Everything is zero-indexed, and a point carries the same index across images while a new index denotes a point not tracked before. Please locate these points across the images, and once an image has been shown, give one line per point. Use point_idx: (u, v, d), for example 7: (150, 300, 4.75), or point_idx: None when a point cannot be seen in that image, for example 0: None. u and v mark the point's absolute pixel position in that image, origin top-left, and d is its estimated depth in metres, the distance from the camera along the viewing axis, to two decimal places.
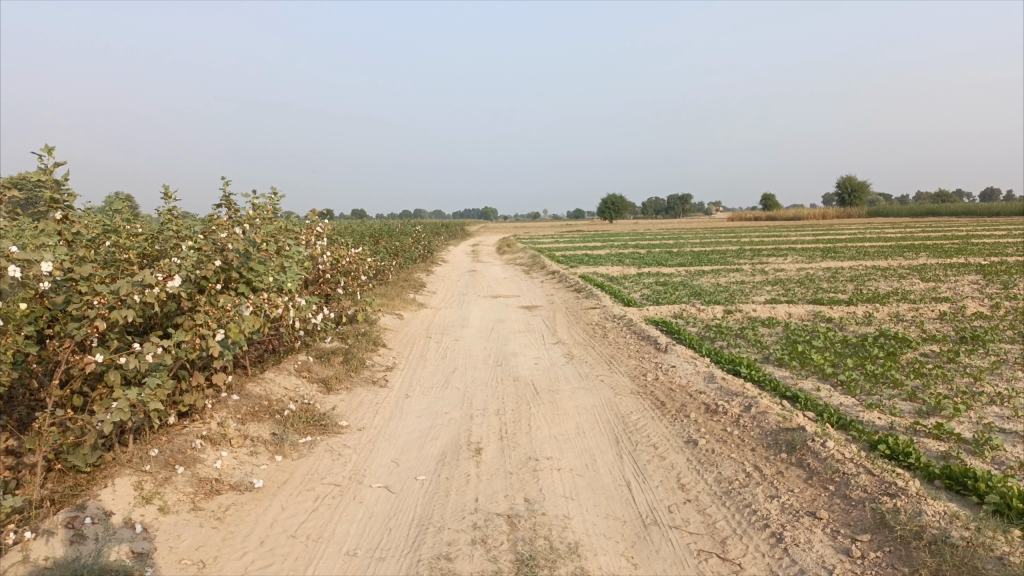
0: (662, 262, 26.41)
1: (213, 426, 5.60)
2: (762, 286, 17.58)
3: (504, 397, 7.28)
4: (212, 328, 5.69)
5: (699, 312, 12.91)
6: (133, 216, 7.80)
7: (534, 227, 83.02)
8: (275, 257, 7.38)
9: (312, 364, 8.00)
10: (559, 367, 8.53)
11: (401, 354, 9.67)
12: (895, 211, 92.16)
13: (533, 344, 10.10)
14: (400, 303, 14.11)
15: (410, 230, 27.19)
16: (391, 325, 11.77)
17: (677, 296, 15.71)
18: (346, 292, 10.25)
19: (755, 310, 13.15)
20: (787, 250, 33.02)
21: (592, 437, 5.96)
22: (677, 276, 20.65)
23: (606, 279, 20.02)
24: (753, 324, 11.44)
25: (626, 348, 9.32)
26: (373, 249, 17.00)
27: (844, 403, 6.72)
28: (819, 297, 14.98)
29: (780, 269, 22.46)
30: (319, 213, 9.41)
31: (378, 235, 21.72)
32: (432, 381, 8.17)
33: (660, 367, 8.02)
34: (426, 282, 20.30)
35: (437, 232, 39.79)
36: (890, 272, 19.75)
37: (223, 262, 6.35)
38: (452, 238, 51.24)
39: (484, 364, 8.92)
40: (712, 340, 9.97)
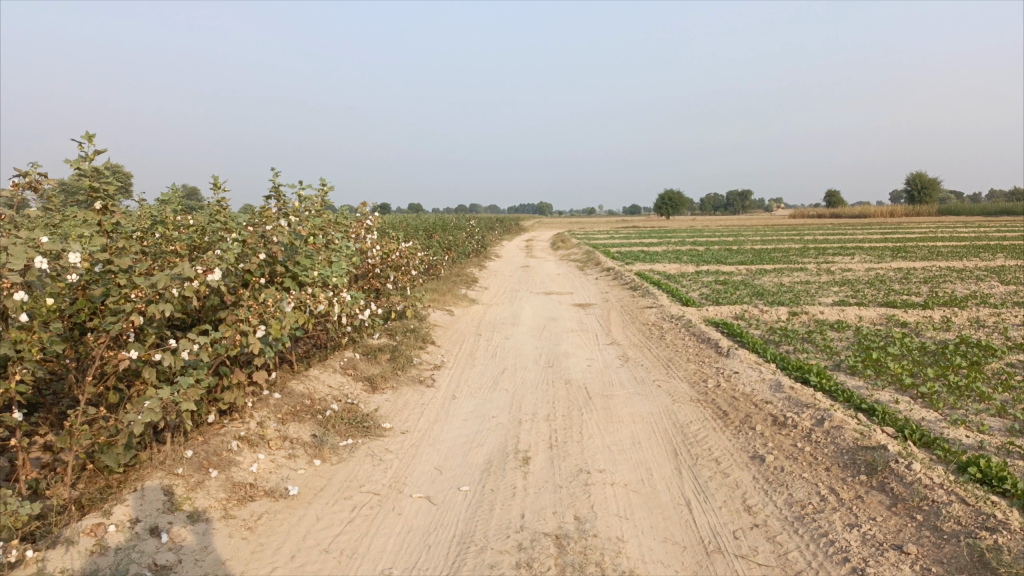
0: (722, 260, 25.63)
1: (251, 426, 5.40)
2: (829, 286, 16.79)
3: (555, 401, 6.92)
4: (253, 325, 5.38)
5: (762, 313, 12.31)
6: (183, 207, 7.70)
7: (589, 223, 82.27)
8: (322, 251, 7.16)
9: (358, 362, 7.77)
10: (613, 370, 8.13)
11: (450, 352, 9.40)
12: (967, 210, 88.40)
13: (586, 345, 9.71)
14: (452, 299, 13.87)
15: (464, 224, 27.01)
16: (442, 322, 11.52)
17: (737, 295, 15.10)
18: (396, 287, 10.03)
19: (822, 312, 12.48)
20: (852, 249, 31.80)
21: (648, 449, 5.56)
22: (737, 275, 19.96)
23: (663, 277, 19.45)
24: (821, 327, 10.82)
25: (685, 351, 8.85)
26: (425, 243, 16.82)
27: (927, 418, 6.15)
28: (891, 299, 14.17)
29: (847, 269, 21.52)
30: (370, 207, 9.18)
31: (432, 229, 21.58)
32: (480, 382, 7.87)
33: (722, 372, 7.55)
34: (479, 278, 20.07)
35: (491, 226, 39.61)
36: (967, 274, 18.68)
37: (267, 255, 6.13)
38: (507, 232, 51.09)
39: (535, 365, 8.57)
40: (777, 344, 9.42)
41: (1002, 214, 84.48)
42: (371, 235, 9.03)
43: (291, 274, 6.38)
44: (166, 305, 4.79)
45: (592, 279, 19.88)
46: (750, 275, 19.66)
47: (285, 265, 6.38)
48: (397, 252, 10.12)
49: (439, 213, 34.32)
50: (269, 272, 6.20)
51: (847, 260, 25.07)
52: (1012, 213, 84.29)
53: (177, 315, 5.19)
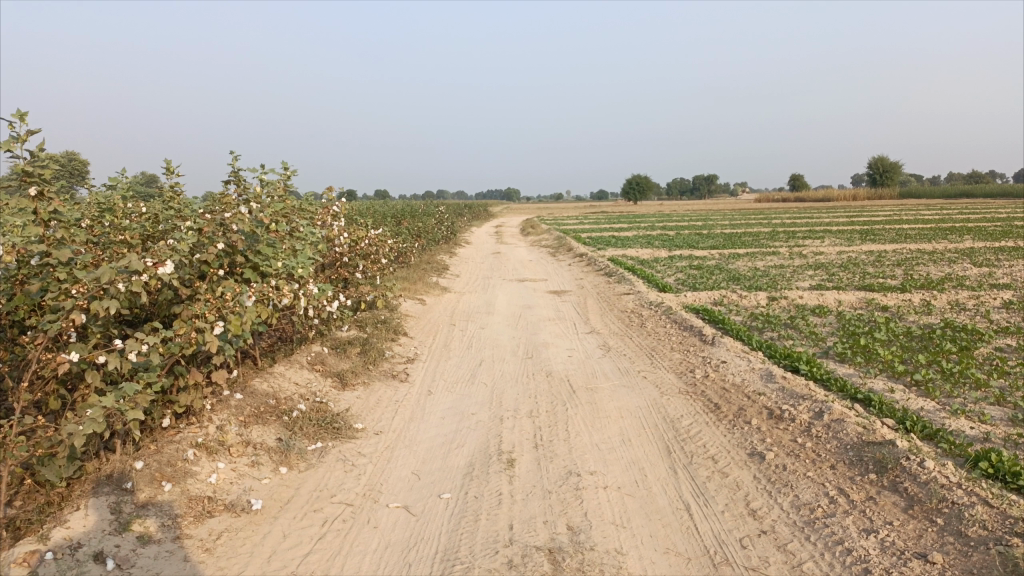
0: (694, 244, 25.46)
1: (210, 432, 4.95)
2: (804, 270, 16.65)
3: (537, 395, 6.56)
4: (210, 321, 4.92)
5: (741, 299, 12.07)
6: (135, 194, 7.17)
7: (558, 209, 81.98)
8: (286, 239, 6.68)
9: (327, 356, 7.33)
10: (596, 361, 7.78)
11: (423, 343, 8.99)
12: (928, 193, 89.85)
13: (565, 334, 9.35)
14: (423, 287, 13.42)
15: (433, 210, 26.47)
16: (413, 311, 11.08)
17: (714, 281, 14.87)
18: (366, 277, 9.57)
19: (801, 297, 12.29)
20: (822, 232, 31.92)
21: (640, 446, 5.22)
22: (711, 259, 19.78)
23: (637, 262, 19.20)
24: (802, 312, 10.60)
25: (669, 339, 8.54)
26: (394, 230, 16.33)
27: (925, 408, 5.90)
28: (868, 282, 14.04)
29: (819, 252, 21.47)
30: (336, 193, 8.71)
31: (400, 216, 21.05)
32: (456, 375, 7.48)
33: (709, 362, 7.24)
34: (450, 265, 19.64)
35: (460, 213, 39.15)
36: (938, 257, 18.69)
37: (224, 244, 5.65)
38: (476, 218, 50.57)
39: (514, 356, 8.20)
40: (761, 330, 9.16)
41: (962, 197, 86.01)
42: (338, 222, 8.56)
43: (252, 264, 5.92)
44: (111, 302, 4.30)
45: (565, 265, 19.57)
46: (724, 260, 19.48)
47: (245, 254, 5.91)
48: (366, 239, 9.65)
49: (407, 200, 33.67)
50: (228, 263, 5.72)
51: (818, 243, 25.06)
52: (972, 196, 85.76)
53: (125, 311, 4.70)
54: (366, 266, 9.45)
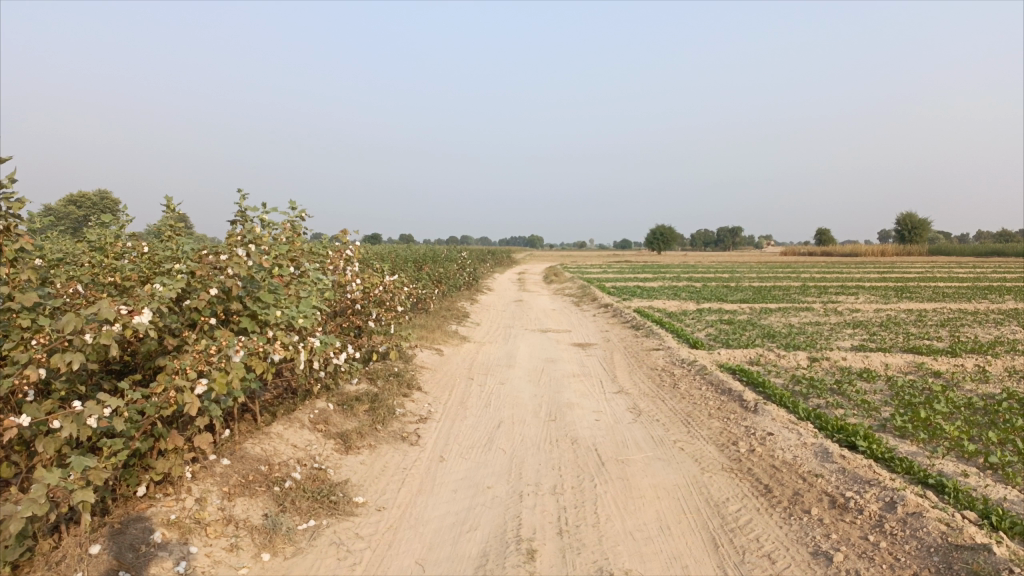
0: (723, 297, 24.70)
1: (187, 508, 4.34)
2: (842, 328, 15.84)
3: (561, 466, 5.86)
4: (191, 378, 4.31)
5: (779, 359, 11.30)
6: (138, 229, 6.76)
7: (582, 258, 81.50)
8: (292, 285, 6.15)
9: (331, 414, 6.71)
10: (626, 427, 7.07)
11: (438, 400, 8.32)
12: (959, 250, 88.37)
13: (591, 394, 8.66)
14: (441, 337, 12.82)
15: (455, 256, 26.03)
16: (430, 363, 10.46)
17: (747, 337, 14.12)
18: (380, 325, 9.00)
19: (844, 358, 11.51)
20: (854, 288, 31.03)
21: (681, 537, 4.49)
22: (742, 314, 19.03)
23: (664, 315, 18.51)
24: (848, 376, 9.82)
25: (705, 404, 7.82)
26: (414, 275, 15.83)
27: (1010, 499, 5.12)
28: (913, 344, 13.22)
29: (855, 309, 20.64)
30: (348, 236, 8.20)
31: (421, 260, 20.60)
32: (473, 439, 6.80)
33: (753, 433, 6.51)
34: (471, 312, 19.08)
35: (483, 259, 38.78)
36: (983, 318, 17.78)
37: (218, 290, 5.11)
38: (498, 265, 50.20)
39: (536, 418, 7.51)
40: (805, 396, 8.40)
41: (995, 255, 84.34)
42: (351, 267, 8.03)
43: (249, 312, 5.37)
44: (76, 354, 3.75)
45: (590, 315, 18.92)
46: (756, 315, 18.72)
47: (242, 300, 5.36)
48: (382, 285, 9.10)
49: (430, 245, 33.36)
50: (222, 310, 5.21)
51: (852, 299, 24.16)
52: (1004, 254, 84.16)
53: (96, 364, 4.15)
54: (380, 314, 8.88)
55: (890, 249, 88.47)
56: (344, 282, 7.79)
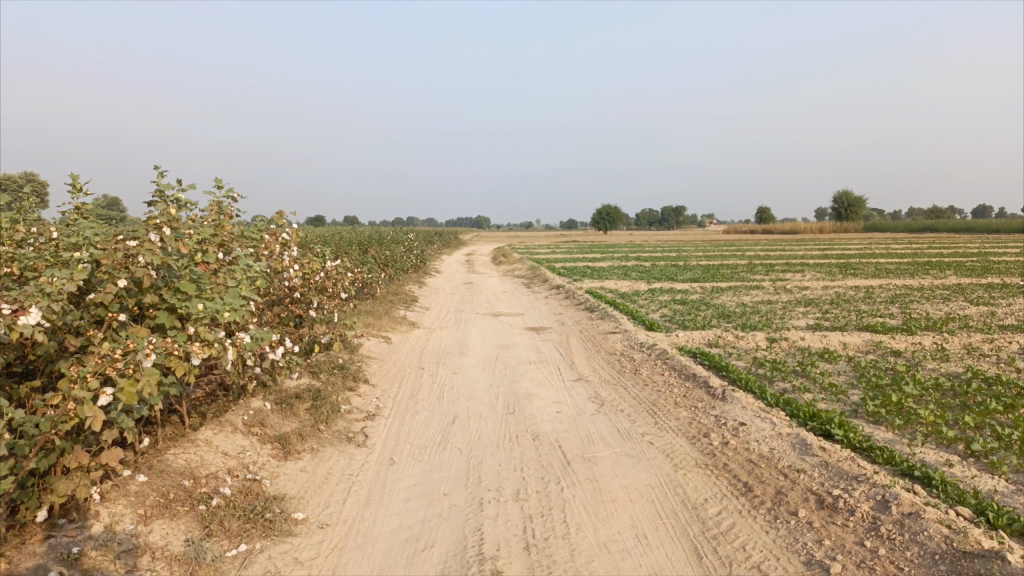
0: (673, 276, 24.52)
1: (93, 538, 3.73)
2: (795, 306, 15.72)
3: (523, 467, 5.37)
4: (93, 388, 3.63)
5: (738, 340, 11.02)
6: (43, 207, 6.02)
7: (529, 238, 81.13)
8: (218, 273, 5.53)
9: (268, 415, 6.09)
10: (589, 419, 6.62)
11: (386, 394, 7.74)
12: (895, 227, 90.90)
13: (550, 382, 8.20)
14: (389, 323, 12.21)
15: (402, 238, 25.32)
16: (377, 352, 9.86)
17: (703, 317, 13.85)
18: (322, 314, 8.36)
19: (803, 337, 11.28)
20: (800, 265, 31.33)
21: (661, 547, 4.05)
22: (695, 293, 18.84)
23: (617, 296, 18.19)
24: (810, 357, 9.57)
25: (670, 391, 7.42)
26: (358, 259, 15.12)
27: (1000, 491, 4.82)
28: (868, 322, 13.11)
29: (805, 286, 20.65)
30: (284, 218, 7.52)
31: (366, 243, 19.85)
32: (425, 437, 6.25)
33: (725, 424, 6.13)
34: (419, 296, 18.44)
35: (430, 240, 38.01)
36: (930, 294, 17.93)
37: (128, 283, 4.46)
38: (446, 246, 49.43)
39: (492, 412, 7.01)
40: (771, 380, 8.09)
41: (928, 231, 86.91)
42: (290, 252, 7.37)
43: (168, 306, 4.73)
44: None
45: (542, 297, 18.48)
46: (708, 294, 18.54)
47: (159, 293, 4.75)
48: (325, 270, 8.46)
49: (375, 226, 32.50)
50: (134, 304, 4.59)
51: (800, 276, 24.27)
52: (936, 230, 86.85)
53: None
54: (323, 302, 8.25)
55: (828, 226, 90.44)
56: (280, 269, 7.14)
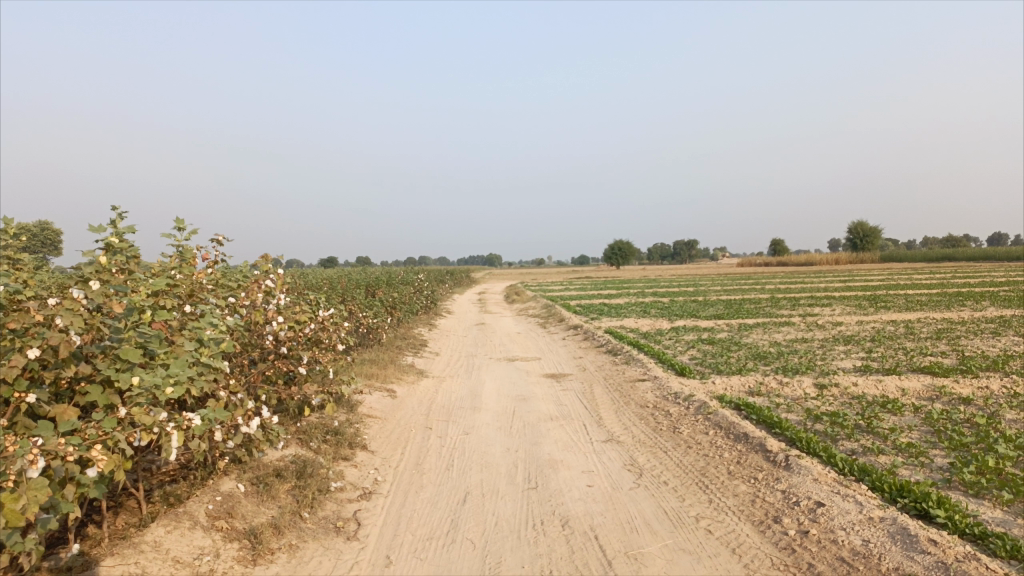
0: (695, 314, 23.40)
1: None
2: (834, 345, 14.52)
3: (552, 568, 4.27)
4: None
5: (782, 386, 9.87)
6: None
7: (542, 275, 80.17)
8: (176, 336, 4.50)
9: (241, 501, 5.04)
10: (628, 496, 5.52)
11: (386, 464, 6.66)
12: (913, 256, 89.37)
13: (576, 445, 7.10)
14: (394, 373, 11.17)
15: (412, 277, 24.39)
16: (380, 409, 8.79)
17: (737, 360, 12.73)
18: (314, 371, 7.32)
19: (853, 382, 10.13)
20: (824, 298, 30.10)
21: None
22: (721, 332, 17.73)
23: (639, 336, 17.09)
24: (870, 408, 8.41)
25: (721, 456, 6.29)
26: (363, 303, 14.15)
27: None
28: (921, 363, 11.91)
29: (837, 322, 19.44)
30: (267, 262, 6.55)
31: (373, 285, 18.93)
32: (431, 524, 5.17)
33: (798, 505, 5.00)
34: (428, 340, 17.43)
35: (441, 281, 37.16)
36: (976, 328, 16.67)
37: (44, 353, 3.45)
38: (457, 286, 48.51)
39: (511, 486, 5.92)
40: (834, 440, 6.94)
41: (948, 260, 85.24)
42: (275, 301, 6.38)
43: (102, 377, 3.72)
44: None
45: (559, 339, 17.40)
46: (736, 333, 17.39)
47: (91, 360, 3.72)
48: (320, 319, 7.46)
49: (385, 266, 31.67)
50: (54, 377, 3.55)
51: (829, 311, 23.05)
52: (956, 259, 85.27)
53: None
54: (316, 355, 7.22)
55: (845, 257, 88.96)
56: (261, 321, 6.13)
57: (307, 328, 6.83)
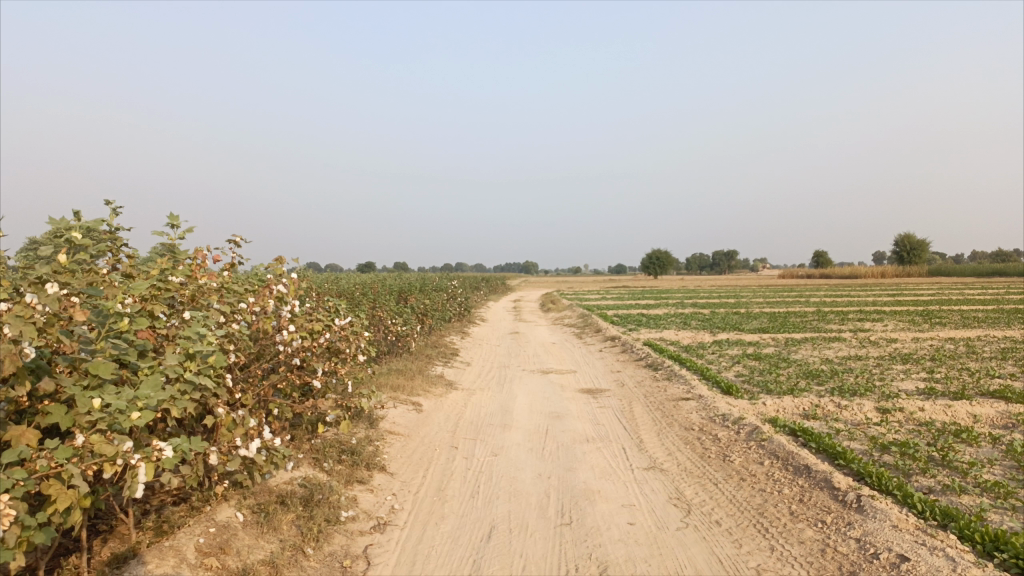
0: (739, 327, 22.54)
1: None
2: (891, 365, 13.59)
3: None
4: None
5: (840, 410, 9.05)
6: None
7: (579, 284, 79.54)
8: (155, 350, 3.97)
9: (237, 533, 4.52)
10: (674, 538, 4.85)
11: (406, 489, 6.09)
12: (962, 270, 86.53)
13: (615, 472, 6.44)
14: (421, 386, 10.60)
15: (445, 284, 23.89)
16: (403, 426, 8.21)
17: (786, 378, 11.93)
18: (331, 384, 6.78)
19: (918, 407, 9.28)
20: (874, 313, 28.83)
21: None
22: (767, 347, 16.86)
23: (680, 350, 16.32)
24: (942, 437, 7.58)
25: (779, 492, 5.58)
26: (393, 309, 13.66)
27: None
28: (991, 386, 10.97)
29: (892, 338, 18.42)
30: (278, 266, 6.03)
31: (405, 291, 18.48)
32: (450, 565, 4.56)
33: (877, 558, 4.26)
34: (461, 349, 16.89)
35: (476, 288, 36.72)
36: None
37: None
38: (492, 293, 48.09)
39: (542, 519, 5.29)
40: (908, 475, 6.16)
41: (1000, 275, 82.26)
42: (287, 308, 5.85)
43: (66, 395, 3.20)
44: None
45: (596, 351, 16.71)
46: (784, 348, 16.50)
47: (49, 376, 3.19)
48: (340, 328, 6.92)
49: (419, 271, 31.25)
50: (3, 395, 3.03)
51: (881, 326, 21.95)
52: (1008, 274, 82.31)
53: None
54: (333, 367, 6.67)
55: (891, 270, 86.49)
56: (270, 330, 5.61)
57: (324, 337, 6.29)
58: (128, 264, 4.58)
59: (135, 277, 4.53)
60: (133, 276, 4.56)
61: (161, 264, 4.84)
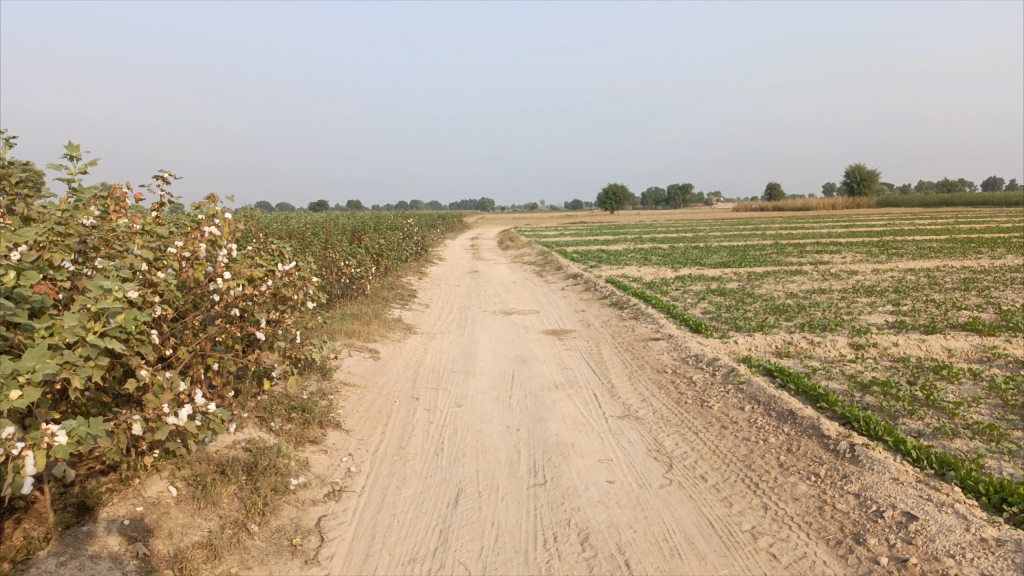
0: (700, 261, 22.34)
1: None
2: (856, 298, 13.46)
3: None
4: None
5: (813, 347, 8.79)
6: None
7: (537, 220, 78.81)
8: (53, 311, 3.35)
9: (169, 514, 3.99)
10: (658, 496, 4.45)
11: (363, 448, 5.58)
12: (910, 201, 88.17)
13: (589, 423, 6.02)
14: (378, 331, 10.03)
15: (401, 223, 23.09)
16: (359, 375, 7.67)
17: (753, 314, 11.69)
18: (278, 335, 6.18)
19: (890, 342, 9.08)
20: (830, 245, 28.98)
21: None
22: (731, 281, 16.67)
23: (643, 286, 16.01)
24: (921, 375, 7.36)
25: (765, 441, 5.23)
26: (346, 250, 12.98)
27: None
28: (958, 318, 10.86)
29: (852, 270, 18.39)
30: (212, 206, 5.36)
31: (359, 231, 17.73)
32: (415, 538, 4.09)
33: (881, 517, 3.94)
34: (418, 289, 16.34)
35: (432, 226, 35.95)
36: (1004, 278, 15.62)
37: None
38: (448, 230, 47.34)
39: (513, 480, 4.84)
40: (894, 418, 5.88)
41: (946, 205, 84.12)
42: (223, 253, 5.20)
43: None
44: None
45: (557, 289, 16.31)
46: (747, 282, 16.30)
47: None
48: (285, 272, 6.29)
49: (373, 209, 30.24)
50: None
51: (839, 258, 21.95)
52: (953, 204, 84.14)
53: None
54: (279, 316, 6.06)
55: (843, 202, 87.66)
56: (202, 279, 4.98)
57: (266, 285, 5.66)
58: (22, 205, 3.89)
59: (32, 220, 3.85)
60: (29, 219, 3.87)
61: (63, 206, 4.14)
